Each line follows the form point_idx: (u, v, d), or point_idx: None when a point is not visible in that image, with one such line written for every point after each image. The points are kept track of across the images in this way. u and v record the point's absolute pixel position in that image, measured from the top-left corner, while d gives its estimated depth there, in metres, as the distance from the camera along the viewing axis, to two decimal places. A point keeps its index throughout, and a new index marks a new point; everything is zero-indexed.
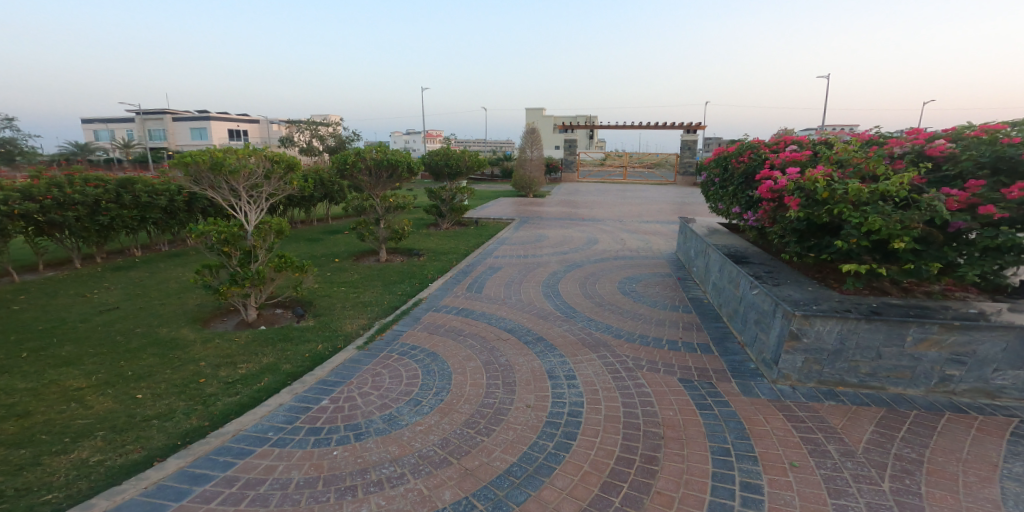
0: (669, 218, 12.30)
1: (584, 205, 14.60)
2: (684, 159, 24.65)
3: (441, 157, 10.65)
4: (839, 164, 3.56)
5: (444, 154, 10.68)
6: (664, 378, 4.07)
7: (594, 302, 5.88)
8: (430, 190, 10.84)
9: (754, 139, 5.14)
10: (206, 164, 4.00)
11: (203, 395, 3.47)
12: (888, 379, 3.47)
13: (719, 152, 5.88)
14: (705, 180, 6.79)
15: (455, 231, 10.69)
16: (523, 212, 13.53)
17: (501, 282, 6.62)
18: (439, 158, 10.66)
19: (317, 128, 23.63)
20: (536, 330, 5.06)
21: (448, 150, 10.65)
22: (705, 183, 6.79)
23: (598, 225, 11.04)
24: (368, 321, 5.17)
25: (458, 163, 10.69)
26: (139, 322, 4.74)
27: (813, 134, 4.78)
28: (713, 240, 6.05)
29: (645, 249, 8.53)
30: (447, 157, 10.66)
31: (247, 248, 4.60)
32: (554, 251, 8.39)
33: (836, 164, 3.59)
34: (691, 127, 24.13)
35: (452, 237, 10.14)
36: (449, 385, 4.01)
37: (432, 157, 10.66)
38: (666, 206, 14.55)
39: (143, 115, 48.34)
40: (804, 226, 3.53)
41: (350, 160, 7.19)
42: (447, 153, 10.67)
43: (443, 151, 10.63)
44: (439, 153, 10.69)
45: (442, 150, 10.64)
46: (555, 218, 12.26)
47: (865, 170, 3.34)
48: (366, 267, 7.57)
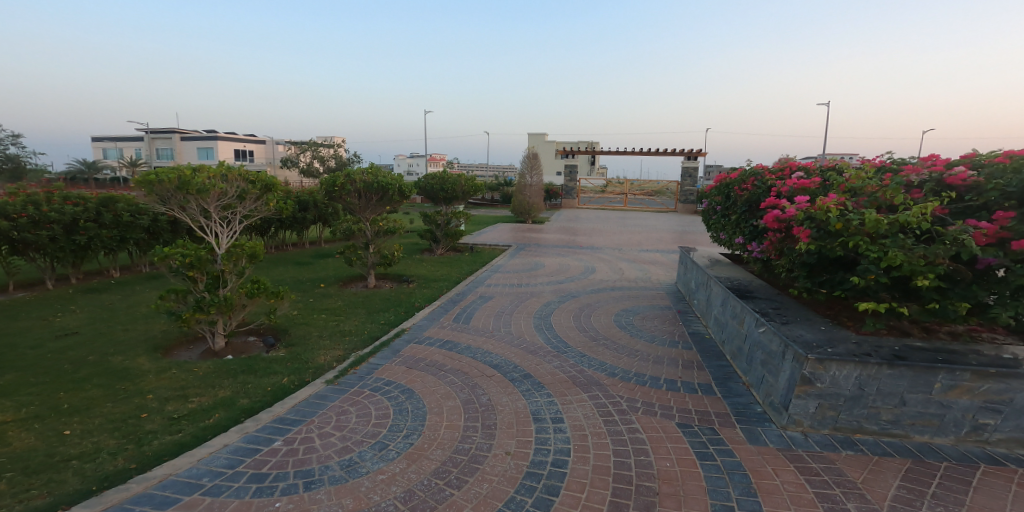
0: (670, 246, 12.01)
1: (583, 232, 14.36)
2: (686, 187, 24.59)
3: (437, 182, 10.44)
4: (853, 193, 3.27)
5: (439, 178, 10.48)
6: (661, 423, 3.67)
7: (588, 336, 5.51)
8: (425, 214, 10.62)
9: (758, 165, 4.87)
10: (172, 183, 3.70)
11: (140, 433, 3.11)
12: (912, 427, 3.07)
13: (720, 178, 5.62)
14: (706, 207, 6.52)
15: (449, 258, 10.42)
16: (521, 239, 13.28)
17: (491, 312, 6.27)
18: (435, 182, 10.45)
19: (318, 149, 23.81)
20: (523, 366, 4.68)
21: (444, 174, 10.45)
22: (705, 211, 6.52)
23: (596, 253, 10.74)
24: (344, 352, 4.81)
25: (453, 188, 10.47)
26: (94, 349, 4.40)
27: (821, 161, 4.51)
28: (715, 272, 5.72)
29: (644, 280, 8.19)
30: (443, 182, 10.45)
31: (215, 272, 4.26)
32: (549, 281, 8.07)
33: (848, 193, 3.30)
34: (692, 155, 24.19)
35: (446, 263, 9.87)
36: (422, 427, 3.61)
37: (427, 181, 10.46)
38: (667, 234, 14.31)
39: (153, 135, 49.36)
40: (816, 259, 3.22)
41: (338, 183, 6.93)
42: (443, 178, 10.47)
43: (439, 175, 10.42)
44: (435, 177, 10.49)
45: (437, 174, 10.44)
46: (553, 245, 12.00)
47: (881, 199, 3.05)
48: (352, 293, 7.29)
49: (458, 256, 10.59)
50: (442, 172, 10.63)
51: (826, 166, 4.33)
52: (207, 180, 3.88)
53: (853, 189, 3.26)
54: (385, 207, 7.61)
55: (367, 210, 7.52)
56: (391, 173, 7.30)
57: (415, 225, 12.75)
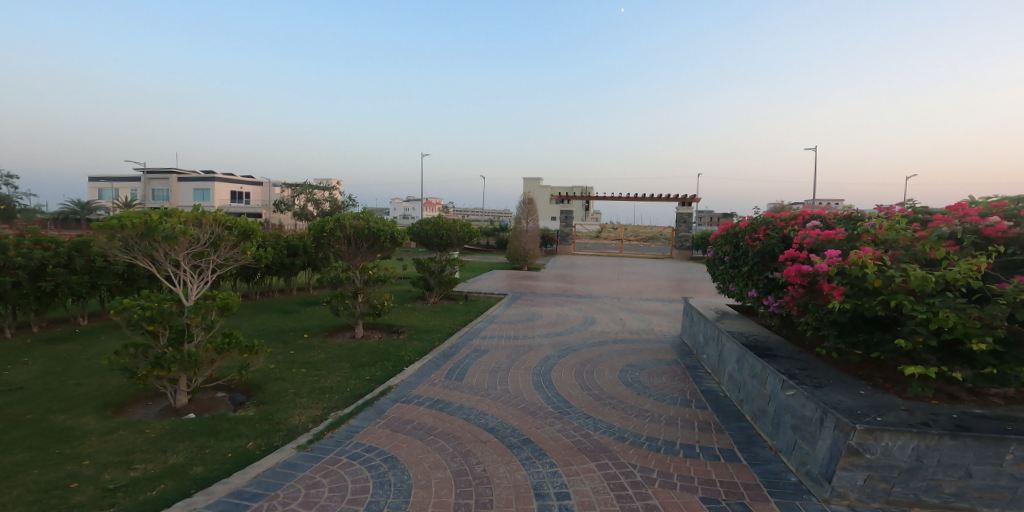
0: (669, 295, 11.74)
1: (580, 280, 14.10)
2: (680, 234, 24.79)
3: (431, 228, 10.22)
4: (883, 245, 3.03)
5: (434, 225, 10.27)
6: (683, 497, 3.17)
7: (592, 395, 5.05)
8: (419, 261, 10.32)
9: (768, 215, 4.68)
10: (137, 229, 3.38)
11: (62, 507, 2.58)
12: (980, 500, 2.62)
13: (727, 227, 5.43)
14: (711, 256, 6.30)
15: (442, 307, 10.01)
16: (516, 287, 12.95)
17: (485, 368, 5.81)
18: (429, 229, 10.23)
19: (314, 194, 23.86)
20: (522, 430, 4.19)
21: (438, 220, 10.25)
22: (711, 260, 6.29)
23: (595, 303, 10.41)
24: (322, 412, 4.30)
25: (448, 235, 10.24)
26: (35, 407, 3.88)
27: (835, 210, 4.33)
28: (726, 325, 5.39)
29: (646, 332, 7.80)
30: (437, 228, 10.23)
31: (180, 326, 3.85)
32: (547, 332, 7.66)
33: (878, 245, 3.07)
34: (686, 201, 24.56)
35: (439, 312, 9.46)
36: (406, 503, 3.09)
37: (421, 228, 10.23)
38: (666, 282, 14.08)
39: (151, 179, 49.88)
40: (850, 317, 2.93)
41: (328, 229, 6.65)
42: (437, 224, 10.25)
43: (434, 221, 10.22)
44: (429, 223, 10.27)
45: (432, 221, 10.23)
46: (550, 294, 11.67)
47: (919, 253, 2.80)
48: (337, 344, 6.83)
49: (451, 305, 10.20)
50: (436, 219, 10.43)
51: (842, 216, 4.14)
52: (177, 225, 3.57)
53: (883, 241, 3.04)
54: (376, 254, 7.30)
55: (357, 257, 7.21)
56: (383, 220, 7.05)
57: (408, 272, 12.42)
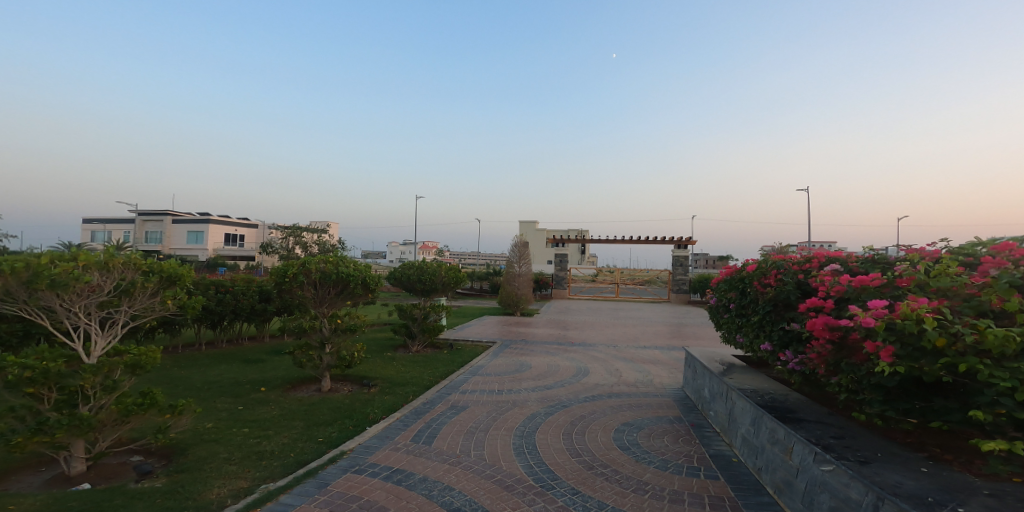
0: (669, 342, 11.02)
1: (575, 326, 13.40)
2: (677, 277, 24.34)
3: (413, 272, 9.59)
4: (929, 292, 2.51)
5: (416, 268, 9.65)
6: None
7: (581, 462, 4.28)
8: (400, 307, 9.64)
9: (779, 258, 4.18)
10: (16, 275, 2.90)
11: None
12: None
13: (730, 270, 4.93)
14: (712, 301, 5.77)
15: (424, 356, 9.25)
16: (507, 334, 12.23)
17: (459, 429, 5.05)
18: (411, 273, 9.60)
19: (304, 238, 23.57)
20: (492, 509, 3.43)
21: (421, 264, 9.65)
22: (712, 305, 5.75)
23: (589, 351, 9.67)
24: (250, 484, 3.53)
25: (431, 280, 9.59)
26: None
27: (854, 253, 3.85)
28: (735, 380, 4.72)
29: (645, 384, 7.06)
30: (419, 272, 9.60)
31: (71, 387, 3.28)
32: (535, 386, 6.91)
33: (926, 292, 2.54)
34: (682, 243, 24.34)
35: (419, 361, 8.71)
36: None
37: (402, 272, 9.61)
38: (665, 328, 13.39)
39: (147, 221, 50.06)
40: (901, 382, 2.35)
41: (292, 274, 6.00)
42: (420, 268, 9.65)
43: (416, 265, 9.61)
44: (411, 267, 9.66)
45: (414, 264, 9.63)
46: (542, 342, 10.95)
47: (984, 303, 2.27)
48: (297, 399, 6.07)
49: (434, 354, 9.45)
50: (419, 262, 9.84)
51: (864, 259, 3.66)
52: (71, 271, 3.07)
53: (928, 287, 2.52)
54: (346, 301, 6.66)
55: (325, 304, 6.57)
56: (354, 263, 6.46)
57: (390, 319, 11.72)
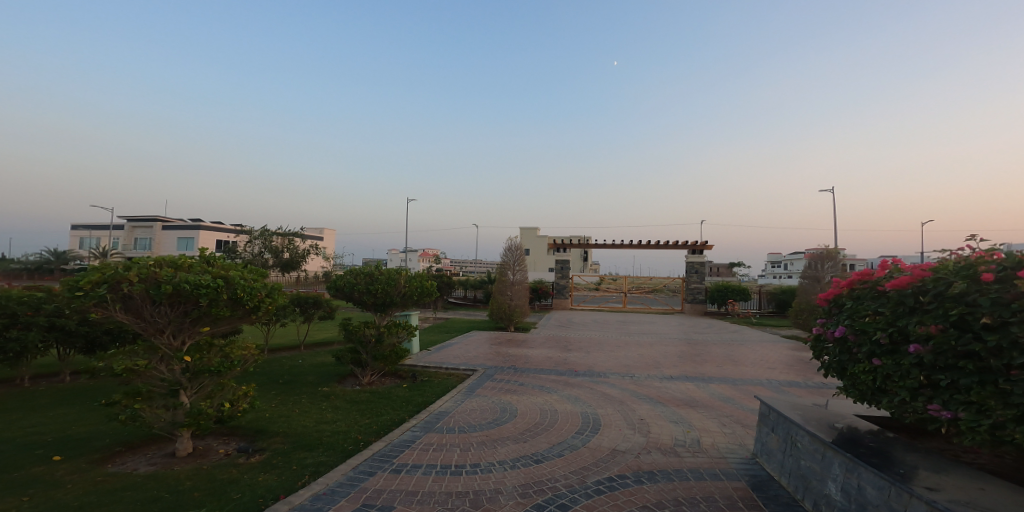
0: (701, 370, 8.51)
1: (578, 346, 10.89)
2: (692, 285, 21.87)
3: (361, 282, 6.96)
4: None
5: (366, 276, 7.03)
6: None
7: None
8: (345, 326, 7.13)
9: None
10: None
11: None
12: None
13: (907, 277, 2.46)
14: (817, 328, 3.43)
15: (373, 392, 6.73)
16: (494, 357, 9.72)
17: None
18: (358, 282, 6.98)
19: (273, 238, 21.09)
20: None
21: (374, 270, 7.01)
22: (817, 334, 3.41)
23: (598, 385, 7.19)
24: None
25: (386, 293, 6.98)
26: None
27: None
28: (942, 493, 2.23)
29: (691, 452, 4.53)
30: (370, 281, 6.98)
31: None
32: (522, 456, 4.39)
33: None
34: (695, 248, 21.88)
35: (362, 400, 6.19)
36: None
37: (347, 281, 6.96)
38: (689, 349, 10.88)
39: (134, 224, 48.44)
40: None
41: (88, 287, 3.22)
42: (371, 276, 7.03)
43: (366, 271, 6.97)
44: (358, 276, 7.01)
45: (363, 271, 6.99)
46: (537, 369, 8.45)
47: None
48: (102, 477, 3.46)
49: (388, 389, 6.91)
50: (371, 267, 7.22)
51: None
52: None
53: None
54: (207, 327, 3.92)
55: (172, 332, 3.84)
56: (213, 271, 3.65)
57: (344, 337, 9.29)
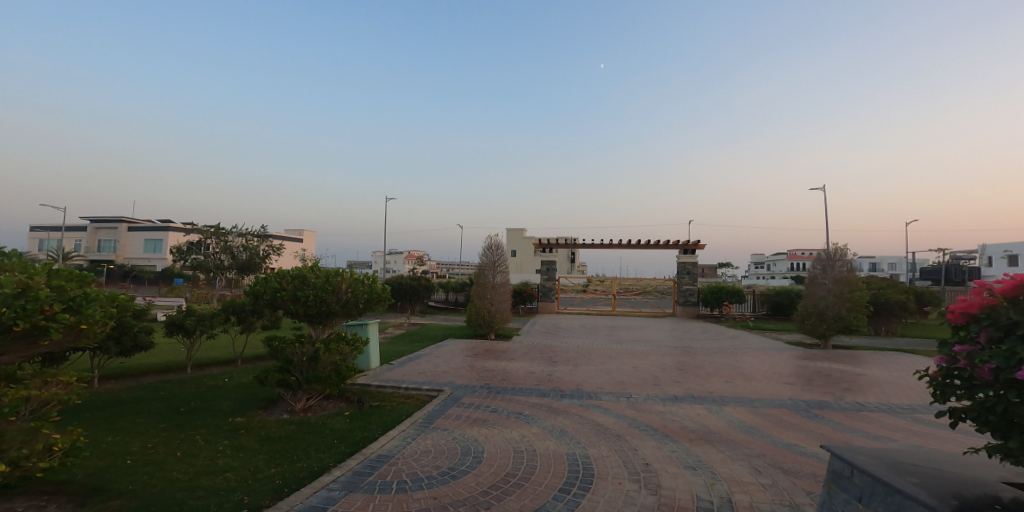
0: (710, 387, 7.22)
1: (565, 357, 9.55)
2: (684, 287, 20.75)
3: (290, 286, 5.35)
4: None
5: (297, 280, 5.42)
6: None
7: None
8: (269, 341, 5.56)
9: None
10: None
11: None
12: None
13: None
14: (946, 357, 2.19)
15: (302, 421, 5.23)
16: (466, 372, 8.30)
17: None
18: (285, 287, 5.36)
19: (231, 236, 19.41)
20: None
21: (307, 272, 5.40)
22: (946, 367, 2.18)
23: (590, 411, 5.83)
24: None
25: (323, 302, 5.38)
26: None
27: None
28: None
29: None
30: (300, 286, 5.36)
31: None
32: None
33: None
34: (688, 248, 20.77)
35: (281, 434, 4.72)
36: None
37: (270, 285, 5.33)
38: (690, 360, 9.61)
39: (97, 225, 46.04)
40: None
41: None
42: (303, 280, 5.41)
43: (297, 274, 5.35)
44: (287, 279, 5.38)
45: (293, 273, 5.37)
46: (515, 388, 7.07)
47: None
48: None
49: (324, 418, 5.40)
50: (304, 269, 5.59)
51: None
52: None
53: None
54: None
55: None
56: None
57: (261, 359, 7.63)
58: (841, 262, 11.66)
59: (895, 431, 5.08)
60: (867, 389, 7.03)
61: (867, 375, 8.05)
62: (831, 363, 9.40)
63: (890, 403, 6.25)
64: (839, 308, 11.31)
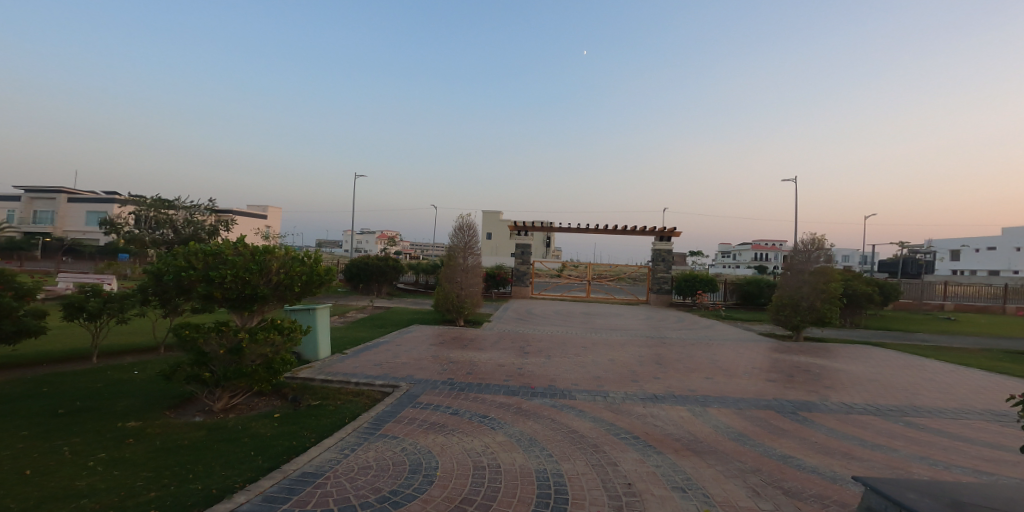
0: (690, 383, 6.71)
1: (536, 348, 8.90)
2: (658, 274, 20.50)
3: (200, 265, 4.31)
4: None
5: (211, 258, 4.39)
6: None
7: None
8: (178, 330, 4.52)
9: None
10: None
11: None
12: None
13: None
14: None
15: (216, 425, 4.35)
16: (426, 363, 7.53)
17: None
18: (194, 266, 4.32)
19: (173, 215, 17.86)
20: None
21: (224, 248, 4.39)
22: None
23: (563, 414, 5.18)
24: None
25: (246, 285, 4.42)
26: None
27: None
28: None
29: None
30: (215, 266, 4.35)
31: None
32: None
33: None
34: (664, 235, 20.45)
35: (183, 443, 3.85)
36: None
37: (174, 263, 4.27)
38: (667, 352, 9.15)
39: (36, 194, 42.46)
40: None
41: None
42: (219, 258, 4.40)
43: (210, 250, 4.33)
44: (197, 256, 4.34)
45: (205, 249, 4.33)
46: (479, 384, 6.35)
47: None
48: None
49: (244, 421, 4.53)
50: (220, 244, 4.55)
51: None
52: None
53: None
54: None
55: None
56: None
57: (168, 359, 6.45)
58: (816, 252, 11.34)
59: (894, 439, 4.63)
60: (852, 386, 6.65)
61: (848, 370, 7.71)
62: (809, 355, 9.09)
63: (879, 403, 5.84)
64: (814, 299, 11.06)
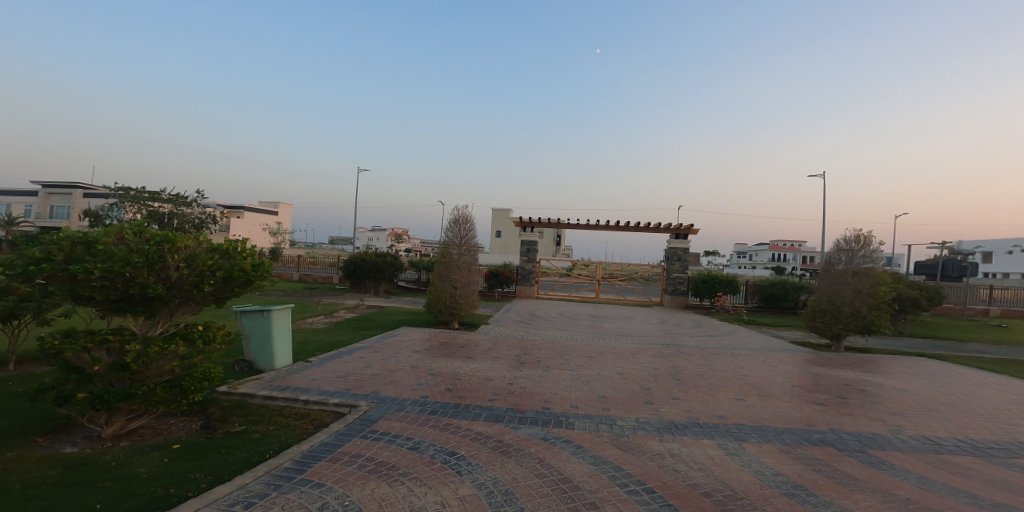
0: (717, 407, 5.44)
1: (533, 358, 7.71)
2: (673, 274, 19.14)
3: (62, 257, 3.15)
4: None
5: (81, 248, 3.25)
6: None
7: None
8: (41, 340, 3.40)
9: None
10: None
11: None
12: None
13: None
14: None
15: (82, 461, 3.26)
16: (399, 375, 6.39)
17: None
18: (54, 258, 3.16)
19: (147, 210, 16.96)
20: None
21: (98, 236, 3.25)
22: None
23: (555, 453, 3.97)
24: None
25: (130, 283, 3.28)
26: None
27: None
28: None
29: None
30: (84, 258, 3.20)
31: None
32: None
33: None
34: (680, 233, 19.11)
35: (11, 491, 2.75)
36: None
37: (24, 254, 3.11)
38: (686, 363, 7.87)
39: (48, 190, 42.72)
40: None
41: None
42: (92, 249, 3.25)
43: (79, 238, 3.20)
44: (59, 246, 3.20)
45: (72, 236, 3.20)
46: (454, 406, 5.17)
47: None
48: None
49: (127, 454, 3.43)
50: (99, 230, 3.40)
51: None
52: None
53: None
54: None
55: None
56: None
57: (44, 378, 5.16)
58: (863, 250, 9.85)
59: (1018, 496, 3.33)
60: (925, 412, 5.32)
61: (912, 389, 6.35)
62: (856, 370, 7.73)
63: (971, 438, 4.51)
64: (859, 304, 9.67)
